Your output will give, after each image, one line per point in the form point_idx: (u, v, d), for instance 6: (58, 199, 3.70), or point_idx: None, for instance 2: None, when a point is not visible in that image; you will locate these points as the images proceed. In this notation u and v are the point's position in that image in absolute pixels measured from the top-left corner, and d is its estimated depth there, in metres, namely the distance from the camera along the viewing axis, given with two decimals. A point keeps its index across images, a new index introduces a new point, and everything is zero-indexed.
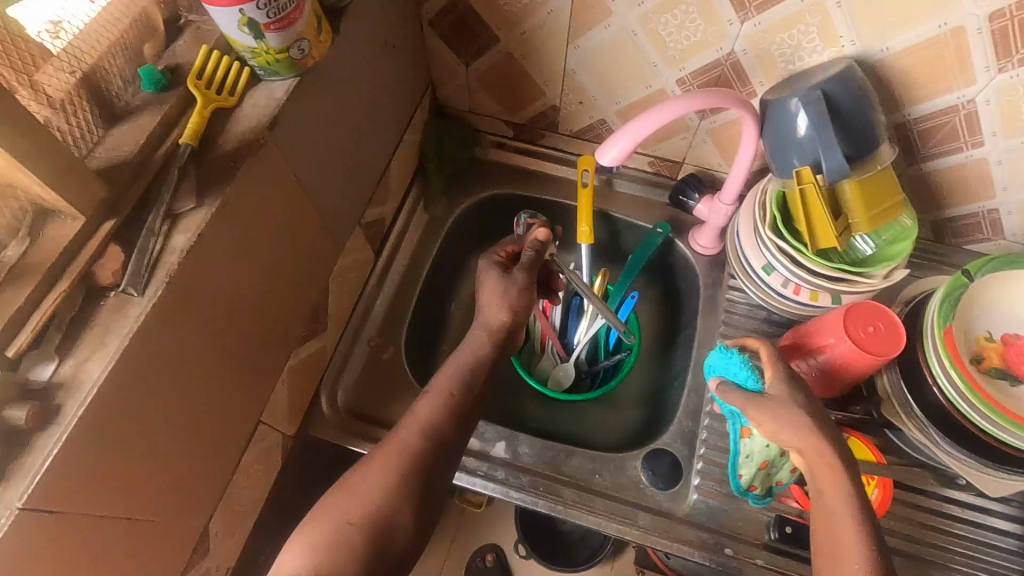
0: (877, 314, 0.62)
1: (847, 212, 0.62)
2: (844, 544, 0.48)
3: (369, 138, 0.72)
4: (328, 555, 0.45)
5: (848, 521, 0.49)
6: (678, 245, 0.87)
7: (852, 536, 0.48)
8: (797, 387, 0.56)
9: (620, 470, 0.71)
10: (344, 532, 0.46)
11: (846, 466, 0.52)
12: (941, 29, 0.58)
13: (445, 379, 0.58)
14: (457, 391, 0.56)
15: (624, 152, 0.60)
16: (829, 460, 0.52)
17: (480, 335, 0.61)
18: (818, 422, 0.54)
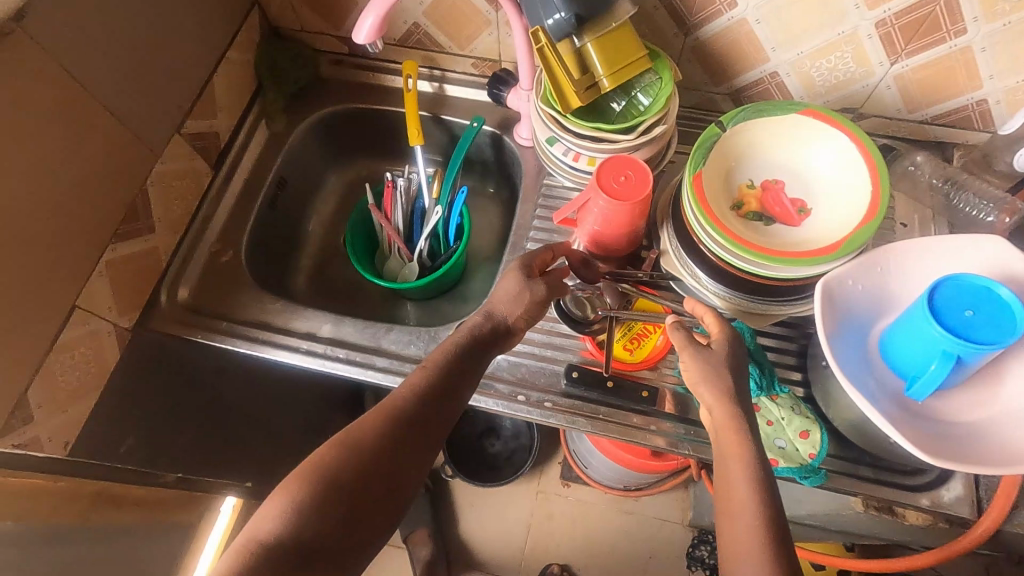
0: (626, 164, 0.67)
1: (593, 71, 0.66)
2: (737, 505, 0.51)
3: (177, 49, 0.77)
4: (302, 516, 0.48)
5: (744, 488, 0.52)
6: (507, 141, 0.93)
7: (745, 497, 0.51)
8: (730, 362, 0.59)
9: (433, 339, 0.78)
10: (337, 486, 0.50)
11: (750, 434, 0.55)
12: None
13: (435, 367, 0.59)
14: (446, 376, 0.58)
15: (373, 26, 0.64)
16: (737, 424, 0.55)
17: (478, 319, 0.63)
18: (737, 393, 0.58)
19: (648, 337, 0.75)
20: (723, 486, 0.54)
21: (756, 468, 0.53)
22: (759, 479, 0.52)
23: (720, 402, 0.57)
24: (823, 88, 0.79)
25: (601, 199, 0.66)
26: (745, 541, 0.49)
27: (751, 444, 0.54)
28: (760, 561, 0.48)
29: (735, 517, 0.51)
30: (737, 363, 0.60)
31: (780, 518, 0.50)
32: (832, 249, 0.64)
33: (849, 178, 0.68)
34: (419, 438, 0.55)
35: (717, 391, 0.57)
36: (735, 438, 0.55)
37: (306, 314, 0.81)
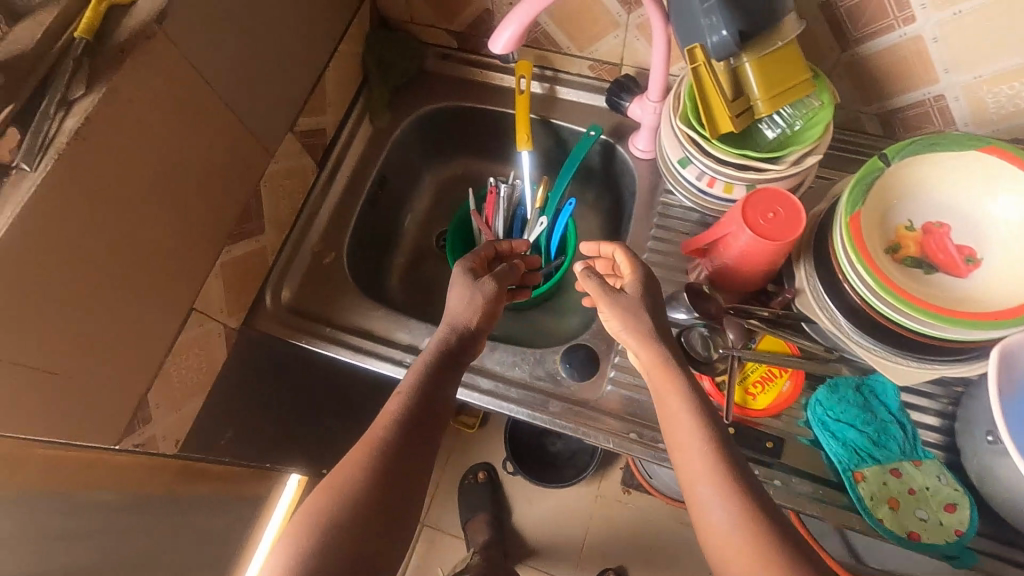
0: (777, 199, 0.61)
1: (748, 93, 0.60)
2: (687, 447, 0.54)
3: (295, 44, 0.74)
4: (310, 563, 0.48)
5: (687, 422, 0.55)
6: (620, 150, 0.87)
7: (693, 435, 0.54)
8: (637, 304, 0.62)
9: (538, 363, 0.75)
10: (339, 529, 0.50)
11: (675, 360, 0.59)
12: None
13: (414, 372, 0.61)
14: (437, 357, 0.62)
15: (514, 36, 0.59)
16: (667, 358, 0.59)
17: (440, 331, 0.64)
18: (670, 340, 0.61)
19: (773, 382, 0.69)
20: (669, 436, 0.56)
21: (691, 404, 0.56)
22: (693, 398, 0.56)
23: (645, 346, 0.60)
24: (996, 116, 0.70)
25: (744, 234, 0.62)
26: (702, 479, 0.52)
27: (682, 382, 0.57)
28: (718, 489, 0.51)
29: (687, 451, 0.54)
30: (652, 299, 0.63)
31: (723, 446, 0.54)
32: (1011, 315, 0.56)
33: None
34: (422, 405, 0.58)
35: (640, 335, 0.61)
36: (667, 381, 0.58)
37: (408, 324, 0.79)
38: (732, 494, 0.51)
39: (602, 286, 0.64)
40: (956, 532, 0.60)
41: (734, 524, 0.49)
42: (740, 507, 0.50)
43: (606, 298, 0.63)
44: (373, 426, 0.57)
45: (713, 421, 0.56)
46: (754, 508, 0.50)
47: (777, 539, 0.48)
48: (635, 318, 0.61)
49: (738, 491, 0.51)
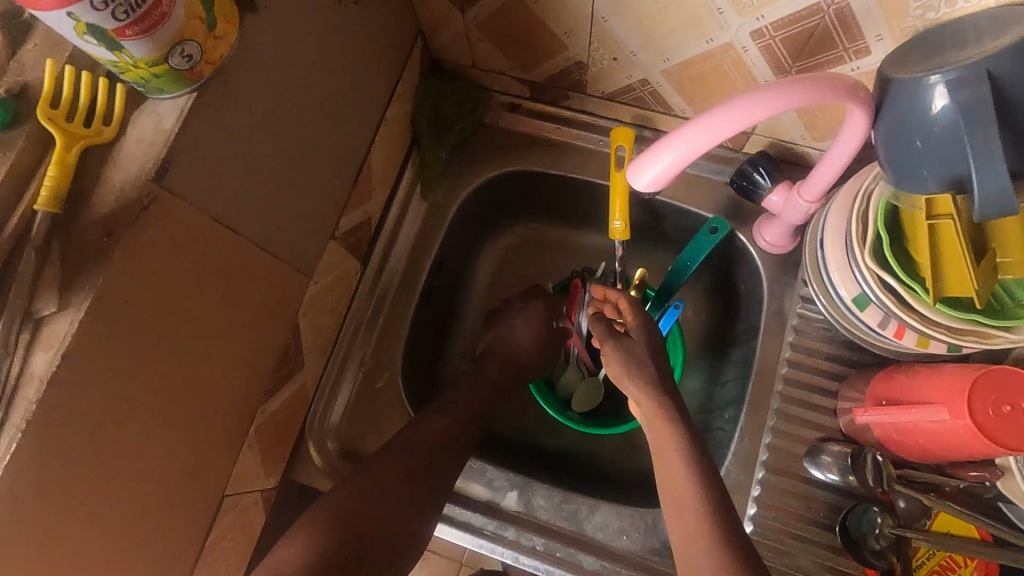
0: (1020, 389, 0.45)
1: (993, 247, 0.43)
2: (687, 510, 0.52)
3: (335, 130, 0.56)
4: None
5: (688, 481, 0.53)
6: (740, 238, 0.69)
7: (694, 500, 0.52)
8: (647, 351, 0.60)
9: (652, 531, 0.60)
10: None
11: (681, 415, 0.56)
12: None
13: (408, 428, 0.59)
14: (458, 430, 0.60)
15: (667, 174, 0.44)
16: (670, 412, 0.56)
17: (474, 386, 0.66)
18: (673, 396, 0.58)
19: (956, 571, 0.56)
20: (666, 493, 0.54)
21: (687, 456, 0.54)
22: (693, 455, 0.54)
23: (641, 394, 0.58)
24: None
25: (959, 421, 0.46)
26: (694, 539, 0.50)
27: (681, 434, 0.55)
28: (711, 552, 0.49)
29: (685, 514, 0.52)
30: (656, 351, 0.60)
31: (722, 508, 0.51)
32: None
33: None
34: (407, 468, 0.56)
35: (639, 386, 0.58)
36: (666, 432, 0.55)
37: (485, 472, 0.64)
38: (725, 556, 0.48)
39: (608, 328, 0.61)
40: None
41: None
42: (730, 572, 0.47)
43: (611, 342, 0.60)
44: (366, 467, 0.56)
45: (713, 476, 0.53)
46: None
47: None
48: (640, 365, 0.59)
49: (737, 557, 0.48)
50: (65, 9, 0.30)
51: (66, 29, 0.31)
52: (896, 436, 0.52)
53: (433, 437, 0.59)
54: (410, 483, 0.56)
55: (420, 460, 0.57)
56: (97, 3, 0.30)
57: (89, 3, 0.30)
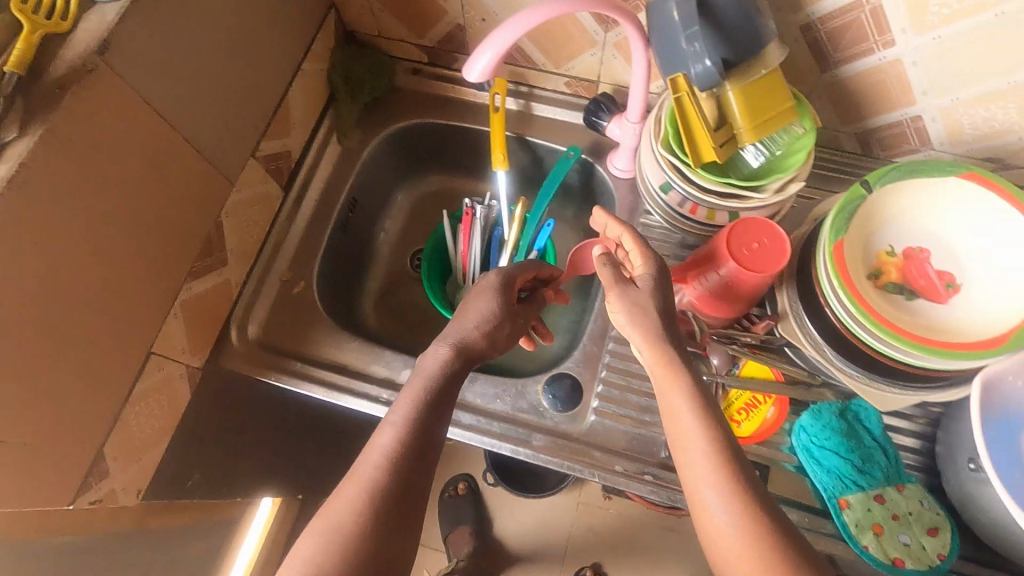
0: (762, 230, 0.60)
1: (733, 123, 0.58)
2: (688, 449, 0.51)
3: (253, 65, 0.70)
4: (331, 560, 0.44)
5: (692, 422, 0.51)
6: (598, 169, 0.85)
7: (695, 440, 0.51)
8: (647, 297, 0.57)
9: (520, 395, 0.73)
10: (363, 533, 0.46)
11: (682, 361, 0.54)
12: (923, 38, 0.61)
13: (410, 400, 0.53)
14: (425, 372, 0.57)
15: (491, 65, 0.57)
16: (671, 355, 0.54)
17: (443, 348, 0.58)
18: (674, 340, 0.55)
19: (758, 407, 0.69)
20: (669, 431, 0.53)
21: (697, 401, 0.52)
22: (698, 400, 0.52)
23: (651, 343, 0.55)
24: (970, 137, 0.70)
25: (727, 266, 0.60)
26: (709, 477, 0.49)
27: (690, 378, 0.53)
28: (721, 487, 0.48)
29: (689, 455, 0.51)
30: (663, 297, 0.58)
31: (732, 446, 0.50)
32: (982, 347, 0.57)
33: (1011, 256, 0.60)
34: (428, 418, 0.52)
35: (646, 330, 0.55)
36: (673, 379, 0.53)
37: (384, 355, 0.76)
38: (733, 492, 0.48)
39: (617, 274, 0.59)
40: (936, 557, 0.60)
41: (738, 530, 0.47)
42: (749, 514, 0.47)
43: (619, 291, 0.57)
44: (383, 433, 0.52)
45: (715, 414, 0.52)
46: (762, 515, 0.47)
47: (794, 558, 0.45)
48: (650, 312, 0.56)
49: (746, 494, 0.48)
50: None
51: None
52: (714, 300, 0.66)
53: (441, 400, 0.54)
54: (429, 445, 0.51)
55: (430, 419, 0.53)
56: None
57: None
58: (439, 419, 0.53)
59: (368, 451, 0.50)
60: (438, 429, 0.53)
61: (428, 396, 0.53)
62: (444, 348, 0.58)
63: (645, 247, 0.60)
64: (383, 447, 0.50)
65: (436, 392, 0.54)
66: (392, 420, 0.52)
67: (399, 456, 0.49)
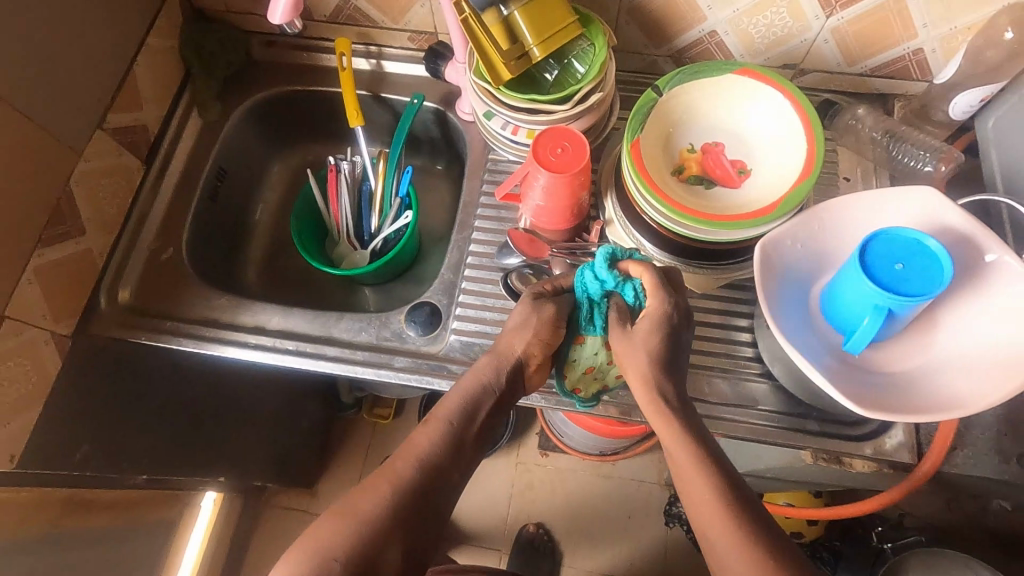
0: (564, 137, 0.66)
1: (523, 40, 0.64)
2: (691, 483, 0.52)
3: (86, 39, 0.73)
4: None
5: (689, 460, 0.53)
6: (450, 117, 0.90)
7: (695, 474, 0.52)
8: (654, 329, 0.58)
9: (384, 325, 0.77)
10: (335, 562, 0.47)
11: (676, 401, 0.56)
12: None
13: (444, 411, 0.58)
14: (455, 422, 0.57)
15: (289, 6, 0.61)
16: (658, 393, 0.56)
17: (483, 364, 0.61)
18: (665, 377, 0.57)
19: None
20: (671, 462, 0.54)
21: (692, 440, 0.54)
22: (692, 437, 0.54)
23: (641, 383, 0.57)
24: (762, 45, 0.78)
25: (541, 174, 0.65)
26: (707, 510, 0.50)
27: (677, 420, 0.55)
28: (722, 523, 0.49)
29: (692, 491, 0.52)
30: (663, 342, 0.58)
31: (728, 480, 0.51)
32: (758, 216, 0.64)
33: (789, 138, 0.67)
34: (466, 424, 0.58)
35: (637, 372, 0.58)
36: (665, 422, 0.55)
37: (254, 307, 0.79)
38: (736, 533, 0.48)
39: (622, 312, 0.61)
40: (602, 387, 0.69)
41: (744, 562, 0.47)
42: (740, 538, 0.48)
43: (615, 335, 0.60)
44: (382, 476, 0.54)
45: (714, 456, 0.53)
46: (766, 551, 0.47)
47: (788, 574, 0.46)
48: (658, 359, 0.57)
49: (744, 532, 0.48)
50: None
51: None
52: (557, 215, 0.71)
53: (478, 403, 0.59)
54: (467, 447, 0.57)
55: (465, 426, 0.58)
56: None
57: None
58: (472, 426, 0.58)
59: (410, 445, 0.56)
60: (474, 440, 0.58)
61: (464, 412, 0.58)
62: (485, 357, 0.62)
63: (655, 283, 0.59)
64: (424, 445, 0.56)
65: (444, 454, 0.55)
66: (442, 416, 0.58)
67: (437, 451, 0.55)
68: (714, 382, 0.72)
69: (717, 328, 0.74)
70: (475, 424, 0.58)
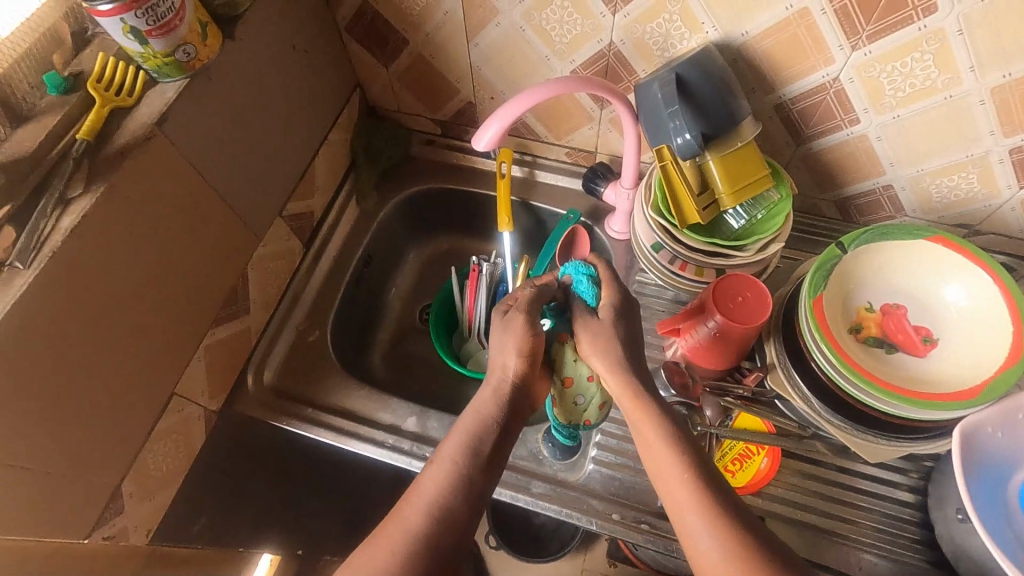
0: (745, 286, 0.65)
1: (714, 187, 0.66)
2: (663, 462, 0.54)
3: (287, 135, 0.78)
4: None
5: (660, 443, 0.54)
6: (596, 231, 0.91)
7: (666, 455, 0.54)
8: (621, 313, 0.61)
9: (521, 444, 0.76)
10: None
11: (647, 392, 0.58)
12: None
13: (451, 446, 0.55)
14: (461, 459, 0.54)
15: (495, 136, 0.64)
16: (630, 383, 0.58)
17: (485, 395, 0.59)
18: (631, 357, 0.59)
19: (750, 459, 0.70)
20: (641, 446, 0.56)
21: (664, 423, 0.56)
22: (667, 424, 0.55)
23: (615, 376, 0.58)
24: (940, 205, 0.76)
25: (714, 319, 0.65)
26: (682, 500, 0.52)
27: (656, 411, 0.56)
28: (703, 513, 0.50)
29: (667, 477, 0.53)
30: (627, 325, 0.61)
31: (703, 470, 0.53)
32: (956, 398, 0.60)
33: (984, 317, 0.63)
34: (473, 462, 0.54)
35: (608, 357, 0.58)
36: (638, 406, 0.57)
37: (390, 404, 0.79)
38: (715, 517, 0.50)
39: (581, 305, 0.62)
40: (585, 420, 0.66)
41: (722, 551, 0.48)
42: (721, 524, 0.49)
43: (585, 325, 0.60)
44: (389, 525, 0.51)
45: (688, 443, 0.55)
46: (739, 534, 0.49)
47: (761, 558, 0.47)
48: (632, 324, 0.62)
49: (724, 516, 0.50)
50: (119, 17, 0.52)
51: (117, 29, 0.53)
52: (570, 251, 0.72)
53: (485, 438, 0.56)
54: (478, 486, 0.53)
55: (473, 470, 0.54)
56: (139, 13, 0.53)
57: (134, 13, 0.53)
58: (481, 462, 0.55)
59: (416, 490, 0.52)
60: (485, 473, 0.54)
61: (474, 456, 0.54)
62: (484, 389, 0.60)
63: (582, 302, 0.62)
64: (429, 488, 0.52)
65: (452, 503, 0.51)
66: (445, 455, 0.54)
67: (447, 495, 0.52)
68: (868, 559, 0.66)
69: (876, 495, 0.69)
70: (485, 462, 0.55)
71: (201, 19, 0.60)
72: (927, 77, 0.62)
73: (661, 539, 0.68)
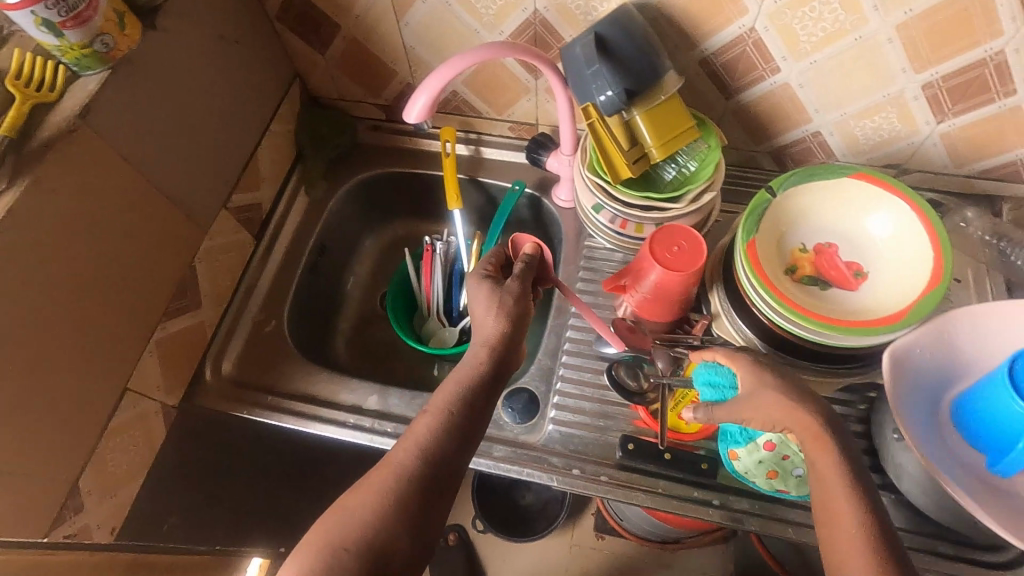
0: (681, 235, 0.67)
1: (642, 142, 0.67)
2: (836, 507, 0.49)
3: (225, 126, 0.78)
4: None
5: (841, 490, 0.49)
6: (544, 202, 0.92)
7: (844, 505, 0.48)
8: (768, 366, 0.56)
9: None
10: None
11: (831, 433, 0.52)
12: (1000, 109, 0.68)
13: (446, 397, 0.51)
14: (457, 409, 0.50)
15: (425, 106, 0.65)
16: (810, 422, 0.53)
17: (477, 350, 0.56)
18: (805, 397, 0.54)
19: None
20: (816, 489, 0.51)
21: (847, 473, 0.50)
22: (851, 475, 0.50)
23: (791, 415, 0.54)
24: (867, 146, 0.78)
25: (654, 271, 0.67)
26: (848, 558, 0.46)
27: (839, 451, 0.51)
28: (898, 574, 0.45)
29: (834, 530, 0.48)
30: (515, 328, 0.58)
31: (882, 524, 0.47)
32: (886, 322, 0.62)
33: (908, 247, 0.66)
34: (467, 416, 0.51)
35: (779, 401, 0.54)
36: (823, 451, 0.51)
37: (351, 384, 0.80)
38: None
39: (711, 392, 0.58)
40: None
41: None
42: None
43: None
44: (380, 472, 0.46)
45: (871, 494, 0.49)
46: None
47: None
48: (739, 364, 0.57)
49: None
50: (29, 8, 0.52)
51: (28, 22, 0.53)
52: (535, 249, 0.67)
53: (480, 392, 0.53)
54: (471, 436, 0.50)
55: (466, 412, 0.51)
56: (49, 5, 0.53)
57: (44, 4, 0.53)
58: (475, 415, 0.51)
59: (410, 432, 0.48)
60: (479, 425, 0.51)
61: (466, 399, 0.51)
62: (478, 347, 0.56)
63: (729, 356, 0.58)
64: (423, 434, 0.48)
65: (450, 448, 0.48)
66: (441, 404, 0.51)
67: (440, 440, 0.48)
68: None
69: None
70: (480, 417, 0.51)
71: (117, 9, 0.60)
72: (836, 19, 0.65)
73: (620, 488, 0.70)
